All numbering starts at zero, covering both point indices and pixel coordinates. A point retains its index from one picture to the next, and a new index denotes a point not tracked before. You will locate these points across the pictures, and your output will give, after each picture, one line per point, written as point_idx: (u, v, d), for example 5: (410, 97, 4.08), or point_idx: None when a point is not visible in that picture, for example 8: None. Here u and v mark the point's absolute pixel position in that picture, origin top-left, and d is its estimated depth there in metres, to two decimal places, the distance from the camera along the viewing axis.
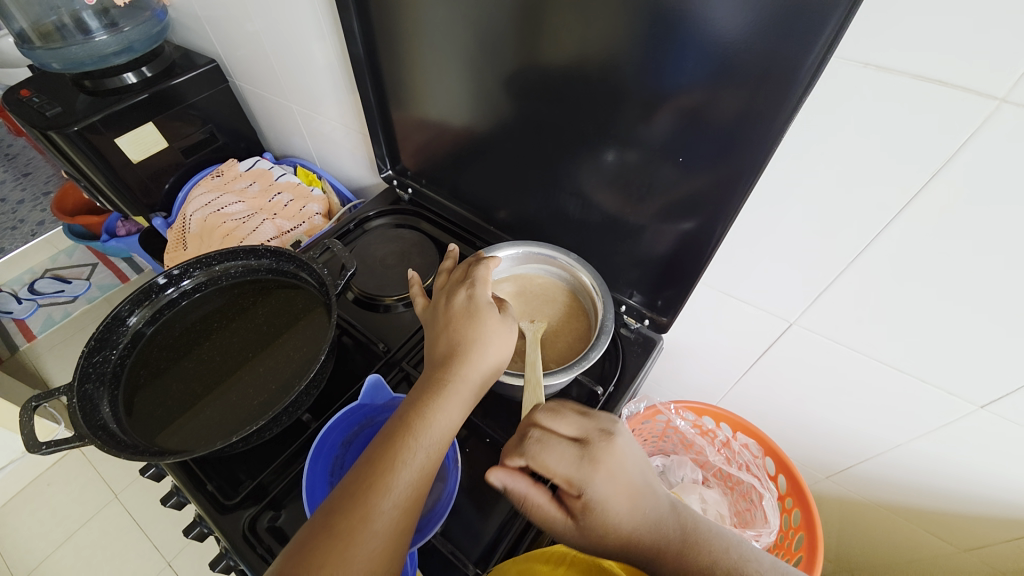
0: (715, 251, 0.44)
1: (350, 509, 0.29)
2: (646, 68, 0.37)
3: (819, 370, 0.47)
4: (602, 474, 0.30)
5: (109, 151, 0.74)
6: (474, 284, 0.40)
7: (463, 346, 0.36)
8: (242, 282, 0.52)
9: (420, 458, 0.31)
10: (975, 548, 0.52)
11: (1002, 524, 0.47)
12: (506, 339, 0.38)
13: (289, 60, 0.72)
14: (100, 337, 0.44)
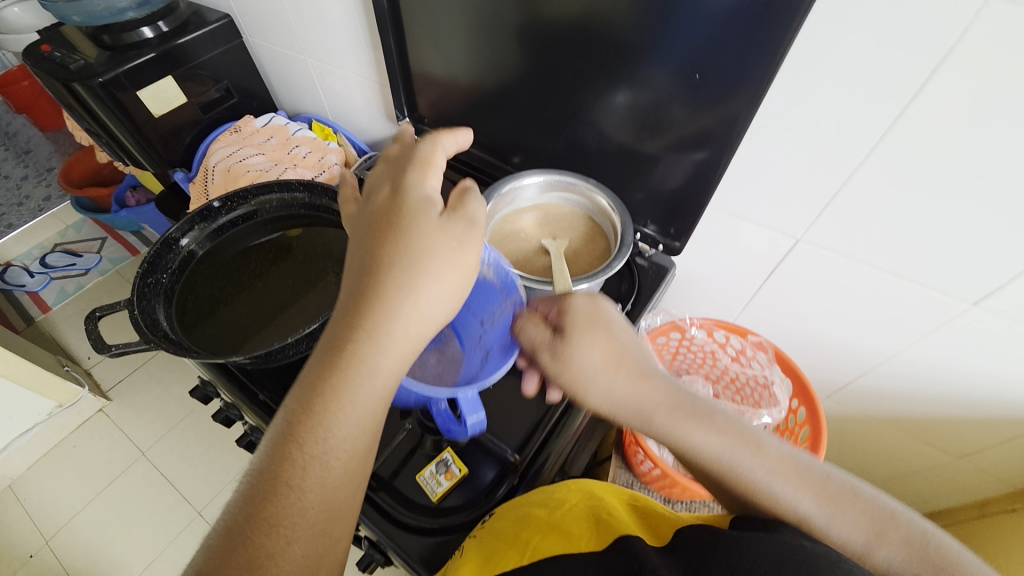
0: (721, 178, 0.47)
1: (250, 543, 0.26)
2: (662, 10, 0.40)
3: (824, 283, 0.50)
4: (581, 297, 0.35)
5: (132, 105, 0.76)
6: (400, 180, 0.33)
7: (398, 275, 0.31)
8: (281, 215, 0.55)
9: (315, 476, 0.28)
10: (967, 454, 0.57)
11: (991, 425, 0.52)
12: (449, 259, 0.31)
13: (304, 12, 0.73)
14: (154, 259, 0.48)
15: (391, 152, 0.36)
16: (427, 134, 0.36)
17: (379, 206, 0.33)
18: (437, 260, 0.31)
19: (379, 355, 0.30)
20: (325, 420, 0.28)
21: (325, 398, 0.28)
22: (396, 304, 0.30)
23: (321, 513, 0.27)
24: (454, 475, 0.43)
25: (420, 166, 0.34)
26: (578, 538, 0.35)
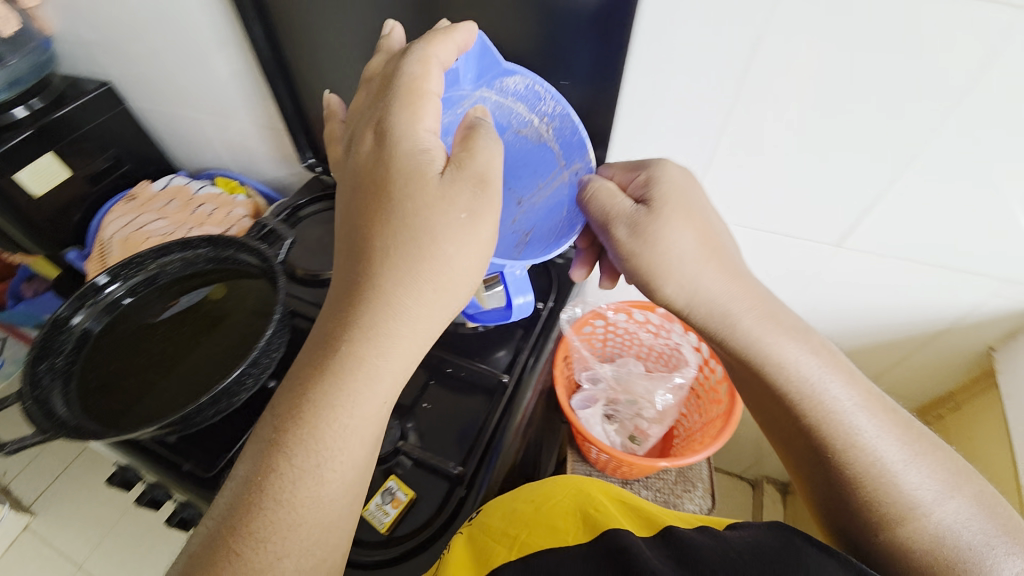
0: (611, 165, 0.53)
1: (242, 549, 0.29)
2: (548, 38, 0.46)
3: None
4: (677, 174, 0.39)
5: (9, 188, 0.71)
6: (380, 127, 0.35)
7: (392, 256, 0.33)
8: (183, 274, 0.52)
9: (315, 483, 0.31)
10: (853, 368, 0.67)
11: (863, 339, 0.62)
12: (454, 236, 0.33)
13: (190, 72, 0.72)
14: (42, 344, 0.44)
15: (372, 86, 0.37)
16: (420, 40, 0.36)
17: (362, 155, 0.35)
18: (416, 246, 0.33)
19: (379, 359, 0.32)
20: (320, 409, 0.31)
21: (315, 387, 0.31)
22: (391, 283, 0.32)
23: (310, 512, 0.30)
24: (401, 502, 0.42)
25: (406, 96, 0.34)
26: (565, 532, 0.35)
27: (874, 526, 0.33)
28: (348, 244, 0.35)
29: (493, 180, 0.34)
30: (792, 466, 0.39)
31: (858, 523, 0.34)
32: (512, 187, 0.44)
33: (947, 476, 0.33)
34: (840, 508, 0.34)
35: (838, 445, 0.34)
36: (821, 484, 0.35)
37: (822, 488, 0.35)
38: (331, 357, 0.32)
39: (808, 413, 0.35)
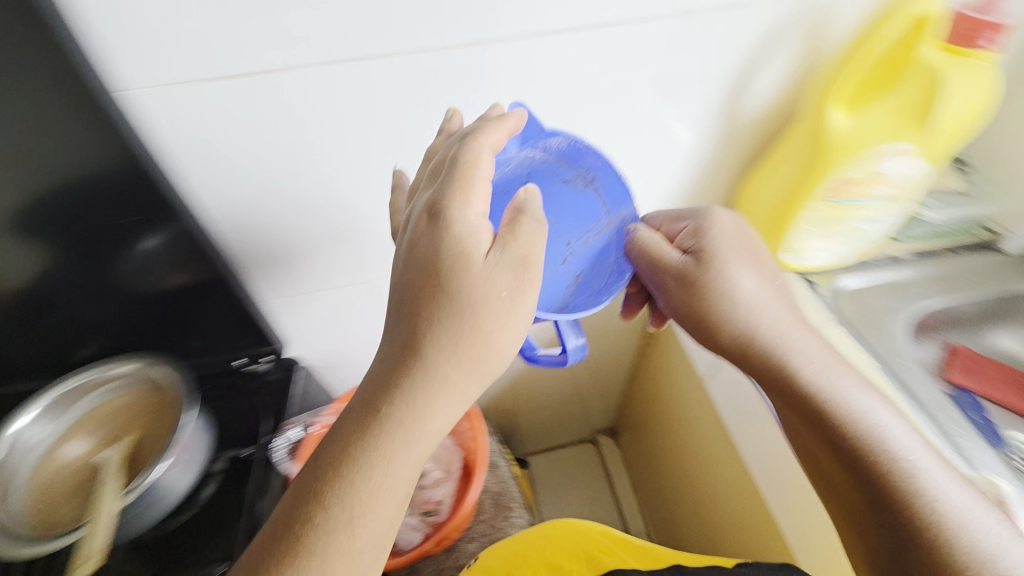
0: None
1: (315, 536, 0.49)
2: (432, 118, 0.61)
3: None
4: (709, 234, 0.63)
5: None
6: (435, 208, 0.52)
7: (435, 342, 0.50)
8: None
9: (382, 488, 0.50)
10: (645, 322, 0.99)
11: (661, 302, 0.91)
12: (496, 312, 0.51)
13: None
14: None
15: (435, 170, 0.55)
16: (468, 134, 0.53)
17: (422, 227, 0.52)
18: (464, 336, 0.51)
19: (420, 417, 0.51)
20: (366, 464, 0.50)
21: (386, 440, 0.50)
22: (434, 358, 0.50)
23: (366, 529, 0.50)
24: None
25: (462, 199, 0.51)
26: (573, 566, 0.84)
27: (831, 429, 0.57)
28: (404, 340, 0.51)
29: (529, 259, 0.52)
30: (786, 408, 0.61)
31: (826, 430, 0.58)
32: (563, 237, 0.61)
33: (867, 397, 0.58)
34: (820, 426, 0.58)
35: (809, 378, 0.59)
36: (800, 408, 0.59)
37: (802, 411, 0.59)
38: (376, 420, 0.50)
39: (779, 364, 0.60)
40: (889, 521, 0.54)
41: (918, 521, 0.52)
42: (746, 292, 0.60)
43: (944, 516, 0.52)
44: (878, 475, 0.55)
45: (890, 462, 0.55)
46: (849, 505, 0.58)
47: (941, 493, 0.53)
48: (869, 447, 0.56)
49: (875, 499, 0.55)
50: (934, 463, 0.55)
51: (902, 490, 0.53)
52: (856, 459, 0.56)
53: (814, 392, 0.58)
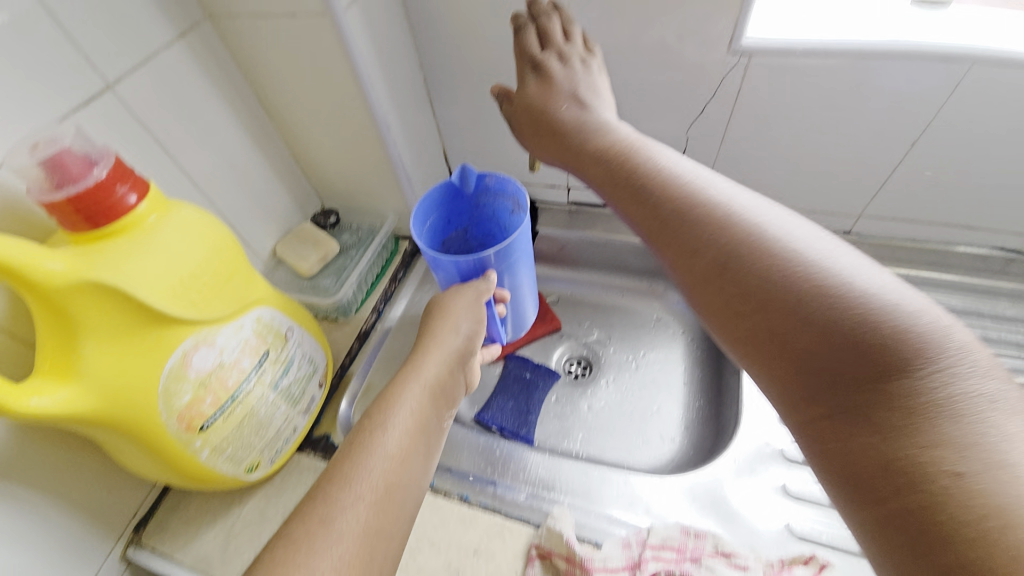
0: (248, 342, 0.46)
1: None
2: None
3: (304, 353, 0.53)
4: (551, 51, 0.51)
5: None
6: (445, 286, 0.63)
7: (425, 358, 0.49)
8: None
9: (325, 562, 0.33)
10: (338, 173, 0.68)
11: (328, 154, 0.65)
12: (458, 324, 0.53)
13: None
14: None
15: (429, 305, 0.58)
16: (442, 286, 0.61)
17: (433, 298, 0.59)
18: (411, 364, 0.48)
19: (388, 422, 0.42)
20: (330, 494, 0.36)
21: (448, 378, 0.49)
22: (395, 384, 0.46)
23: (426, 422, 0.44)
24: None
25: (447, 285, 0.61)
26: None
27: (754, 283, 0.32)
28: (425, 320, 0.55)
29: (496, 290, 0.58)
30: (687, 276, 0.37)
31: (747, 290, 0.32)
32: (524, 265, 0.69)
33: (828, 240, 0.33)
34: (746, 279, 0.33)
35: (720, 213, 0.35)
36: (702, 260, 0.35)
37: (702, 265, 0.35)
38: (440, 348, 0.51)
39: (679, 195, 0.38)
40: (882, 437, 0.26)
41: (941, 431, 0.24)
42: (624, 129, 0.46)
43: (980, 429, 0.24)
44: (862, 344, 0.27)
45: (872, 318, 0.28)
46: (849, 426, 0.27)
47: (994, 391, 0.25)
48: (836, 297, 0.29)
49: (854, 388, 0.28)
50: (999, 372, 0.26)
51: (904, 363, 0.26)
52: (818, 321, 0.29)
53: (730, 221, 0.35)
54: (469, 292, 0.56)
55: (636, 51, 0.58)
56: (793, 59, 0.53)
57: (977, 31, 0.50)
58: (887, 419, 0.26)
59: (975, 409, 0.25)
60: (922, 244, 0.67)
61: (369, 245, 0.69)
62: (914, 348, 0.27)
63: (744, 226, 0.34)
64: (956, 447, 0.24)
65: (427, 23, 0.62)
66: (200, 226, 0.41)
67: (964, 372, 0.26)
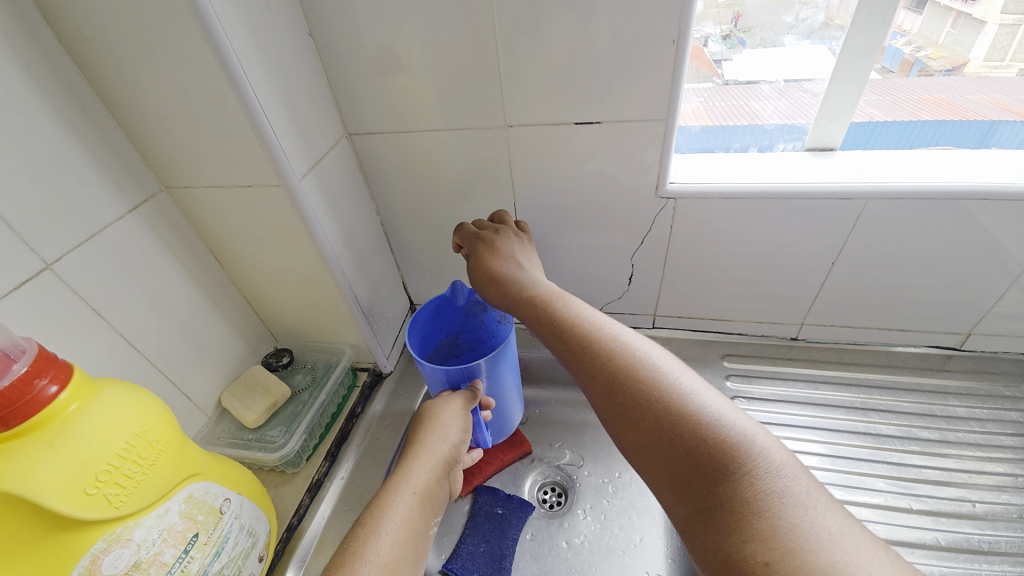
0: (168, 534, 0.41)
1: None
2: None
3: (243, 527, 0.48)
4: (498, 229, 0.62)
5: None
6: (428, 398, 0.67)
7: (412, 469, 0.54)
8: None
9: None
10: (286, 313, 0.67)
11: (277, 295, 0.65)
12: (442, 434, 0.57)
13: None
14: None
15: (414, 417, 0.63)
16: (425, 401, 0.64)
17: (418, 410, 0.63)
18: (399, 480, 0.53)
19: (379, 536, 0.47)
20: None
21: (435, 487, 0.54)
22: (385, 497, 0.51)
23: (414, 528, 0.49)
24: None
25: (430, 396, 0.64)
26: None
27: (637, 411, 0.42)
28: (411, 432, 0.60)
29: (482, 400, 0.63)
30: (601, 409, 0.45)
31: (632, 415, 0.42)
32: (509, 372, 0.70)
33: (686, 372, 0.44)
34: (642, 417, 0.41)
35: (612, 354, 0.46)
36: (602, 392, 0.45)
37: (603, 396, 0.45)
38: (427, 457, 0.55)
39: (592, 346, 0.47)
40: (721, 533, 0.35)
41: (755, 526, 0.34)
42: (545, 282, 0.57)
43: (776, 522, 0.33)
44: (703, 457, 0.37)
45: (710, 437, 0.38)
46: (701, 523, 0.36)
47: (786, 491, 0.35)
48: (687, 421, 0.39)
49: (702, 495, 0.37)
50: (792, 472, 0.36)
51: (733, 470, 0.36)
52: (678, 442, 0.39)
53: (619, 361, 0.45)
54: (463, 399, 0.60)
55: (572, 193, 0.64)
56: (712, 200, 0.59)
57: (861, 170, 0.58)
58: (723, 519, 0.35)
59: (773, 505, 0.34)
60: (865, 345, 0.70)
61: (324, 385, 0.66)
62: (733, 459, 0.37)
63: (631, 366, 0.44)
64: (763, 537, 0.33)
65: (380, 177, 0.67)
66: (125, 408, 0.40)
67: (769, 476, 0.36)
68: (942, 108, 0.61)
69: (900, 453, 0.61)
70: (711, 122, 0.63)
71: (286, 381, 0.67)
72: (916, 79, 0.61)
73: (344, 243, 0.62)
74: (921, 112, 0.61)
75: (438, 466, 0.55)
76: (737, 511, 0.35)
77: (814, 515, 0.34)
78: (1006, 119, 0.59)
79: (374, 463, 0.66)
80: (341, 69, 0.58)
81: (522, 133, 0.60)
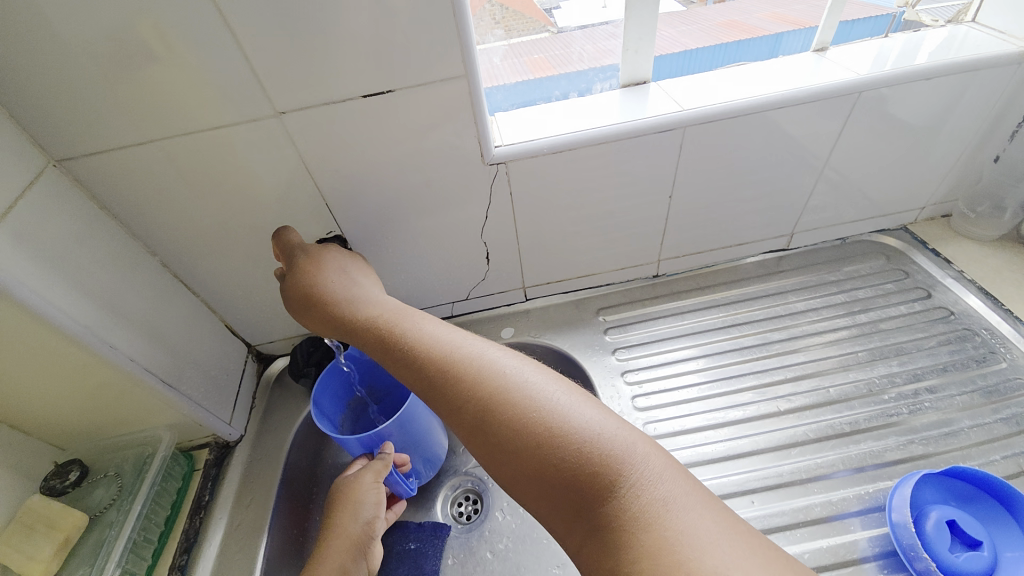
0: None
1: None
2: None
3: None
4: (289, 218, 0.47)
5: None
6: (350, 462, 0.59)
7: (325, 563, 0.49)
8: None
9: None
10: (50, 418, 0.50)
11: (22, 403, 0.48)
12: (358, 513, 0.52)
13: None
14: None
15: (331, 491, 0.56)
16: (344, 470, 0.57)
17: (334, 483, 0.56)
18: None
19: None
20: None
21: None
22: None
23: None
24: None
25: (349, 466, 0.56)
26: None
27: (496, 426, 0.31)
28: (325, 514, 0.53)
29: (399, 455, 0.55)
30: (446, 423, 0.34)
31: (488, 429, 0.31)
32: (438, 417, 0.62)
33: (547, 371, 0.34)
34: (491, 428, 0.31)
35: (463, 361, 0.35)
36: (447, 406, 0.34)
37: (446, 407, 0.34)
38: (340, 540, 0.51)
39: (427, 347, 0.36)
40: (606, 560, 0.25)
41: (636, 547, 0.25)
42: (360, 278, 0.44)
43: (663, 535, 0.25)
44: (571, 474, 0.28)
45: (583, 445, 0.28)
46: (586, 555, 0.27)
47: (676, 495, 0.27)
48: (555, 431, 0.29)
49: (581, 518, 0.27)
50: (675, 478, 0.27)
51: (606, 483, 0.27)
52: (540, 459, 0.29)
53: (467, 363, 0.35)
54: (376, 469, 0.53)
55: (393, 180, 0.54)
56: (543, 158, 0.55)
57: (674, 101, 0.57)
58: (606, 542, 0.26)
59: (659, 514, 0.26)
60: (716, 266, 0.74)
61: (137, 491, 0.52)
62: (613, 468, 0.27)
63: (477, 367, 0.34)
64: (651, 555, 0.24)
65: (141, 210, 0.52)
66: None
67: (653, 479, 0.27)
68: (738, 28, 0.65)
69: (763, 360, 0.65)
70: (556, 69, 0.61)
71: (85, 501, 0.52)
72: (714, 8, 0.68)
73: (103, 309, 0.47)
74: (721, 36, 0.64)
75: (354, 552, 0.50)
76: (620, 530, 0.26)
77: (708, 519, 0.26)
78: (788, 30, 0.65)
79: (241, 555, 0.54)
80: (10, 76, 0.41)
81: (307, 120, 0.48)
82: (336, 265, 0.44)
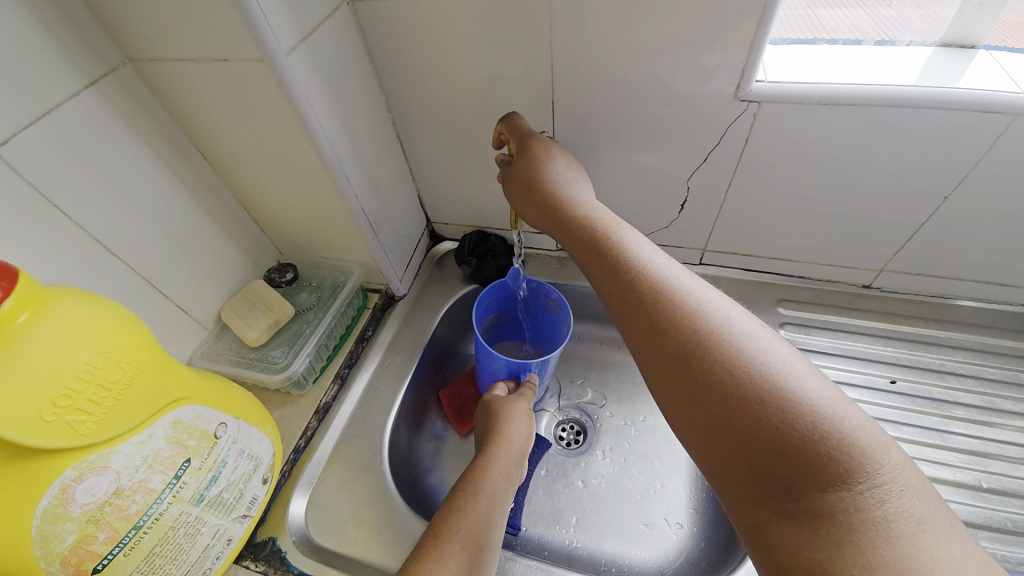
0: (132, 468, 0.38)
1: None
2: None
3: (220, 444, 0.45)
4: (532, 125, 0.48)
5: None
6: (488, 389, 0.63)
7: (495, 458, 0.52)
8: None
9: None
10: (281, 222, 0.61)
11: (272, 200, 0.58)
12: (519, 427, 0.55)
13: None
14: None
15: (483, 405, 0.59)
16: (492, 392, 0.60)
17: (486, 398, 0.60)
18: (486, 469, 0.50)
19: (475, 517, 0.45)
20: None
21: (512, 480, 0.52)
22: (475, 480, 0.49)
23: (500, 513, 0.47)
24: None
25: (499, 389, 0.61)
26: None
27: (711, 370, 0.30)
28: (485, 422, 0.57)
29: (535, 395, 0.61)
30: (642, 352, 0.34)
31: (699, 370, 0.31)
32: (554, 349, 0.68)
33: (775, 336, 0.32)
34: (706, 373, 0.30)
35: (684, 295, 0.34)
36: (650, 336, 0.34)
37: (646, 336, 0.34)
38: (504, 444, 0.53)
39: (643, 272, 0.36)
40: (814, 548, 0.24)
41: (872, 550, 0.23)
42: (580, 189, 0.45)
43: (914, 554, 0.23)
44: (798, 449, 0.26)
45: (822, 426, 0.27)
46: (792, 537, 0.25)
47: (929, 517, 0.25)
48: (787, 398, 0.28)
49: (790, 498, 0.26)
50: (927, 497, 0.25)
51: (845, 474, 0.25)
52: (761, 421, 0.28)
53: (685, 301, 0.34)
54: (526, 398, 0.58)
55: (626, 95, 0.51)
56: (806, 108, 0.46)
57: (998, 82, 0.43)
58: (823, 532, 0.25)
59: (911, 530, 0.24)
60: (947, 300, 0.60)
61: (330, 305, 0.61)
62: (853, 461, 0.25)
63: (697, 309, 0.33)
64: (893, 569, 0.23)
65: (390, 65, 0.55)
66: (75, 324, 0.35)
67: (904, 492, 0.25)
68: None
69: (972, 425, 0.53)
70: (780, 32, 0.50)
71: (292, 299, 0.63)
72: None
73: (348, 145, 0.53)
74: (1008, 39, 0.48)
75: (517, 460, 0.53)
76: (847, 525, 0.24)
77: (968, 556, 0.23)
78: None
79: (386, 389, 0.62)
80: None
81: (573, 5, 0.45)
82: (564, 169, 0.45)
